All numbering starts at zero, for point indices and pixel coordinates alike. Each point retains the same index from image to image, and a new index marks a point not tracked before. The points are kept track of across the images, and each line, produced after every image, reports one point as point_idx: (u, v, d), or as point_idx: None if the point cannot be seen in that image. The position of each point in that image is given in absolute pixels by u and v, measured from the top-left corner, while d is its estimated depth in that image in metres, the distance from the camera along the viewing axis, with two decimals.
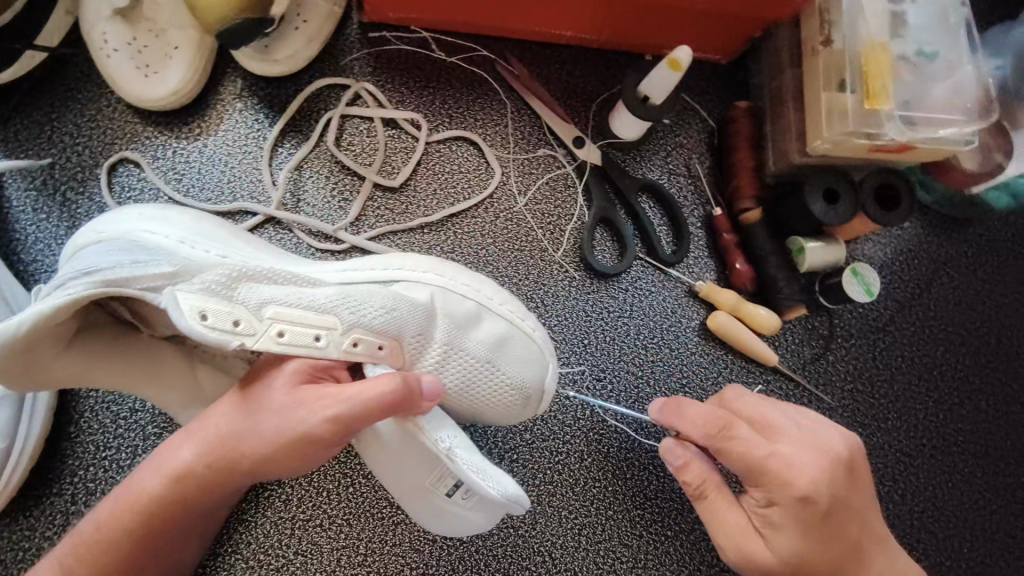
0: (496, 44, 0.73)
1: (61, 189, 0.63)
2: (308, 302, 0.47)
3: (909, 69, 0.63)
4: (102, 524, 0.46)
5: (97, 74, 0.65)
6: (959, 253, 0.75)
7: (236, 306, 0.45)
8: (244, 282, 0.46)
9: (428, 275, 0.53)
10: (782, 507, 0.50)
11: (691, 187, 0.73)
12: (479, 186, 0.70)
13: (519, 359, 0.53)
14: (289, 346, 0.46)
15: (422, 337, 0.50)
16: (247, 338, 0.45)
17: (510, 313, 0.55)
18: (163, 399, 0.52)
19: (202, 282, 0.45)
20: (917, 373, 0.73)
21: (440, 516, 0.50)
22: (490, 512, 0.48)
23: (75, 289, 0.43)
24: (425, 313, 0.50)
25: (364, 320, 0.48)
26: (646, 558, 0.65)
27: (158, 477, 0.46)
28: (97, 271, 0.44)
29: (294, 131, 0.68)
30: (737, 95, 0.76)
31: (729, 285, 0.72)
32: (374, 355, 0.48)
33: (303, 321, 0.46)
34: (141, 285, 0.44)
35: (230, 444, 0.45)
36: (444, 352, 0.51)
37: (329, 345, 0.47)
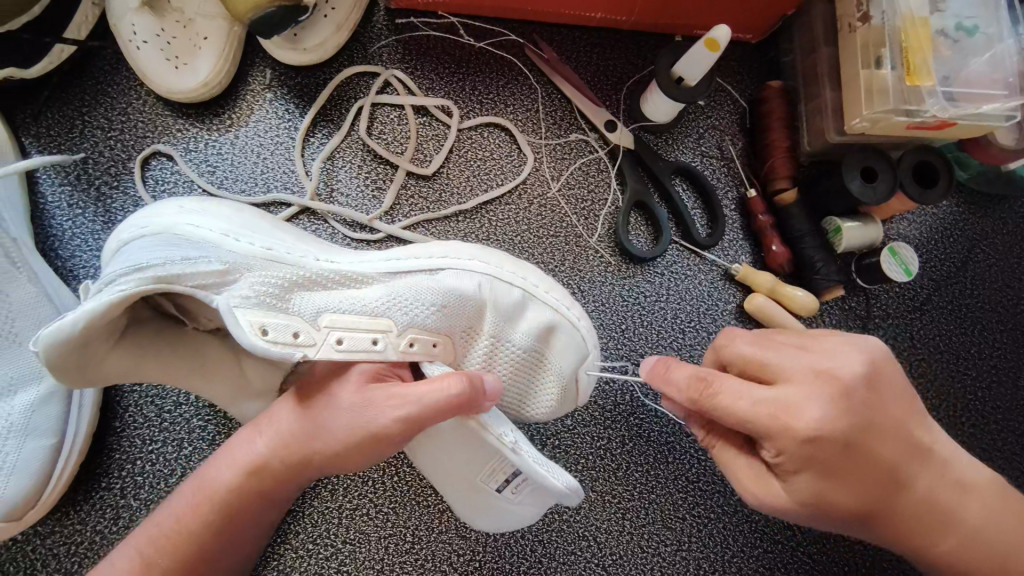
0: (524, 28, 0.72)
1: (96, 184, 0.63)
2: (360, 308, 0.48)
3: (948, 45, 0.61)
4: (178, 520, 0.47)
5: (126, 67, 0.65)
6: (994, 230, 0.75)
7: (295, 318, 0.46)
8: (296, 291, 0.47)
9: (473, 264, 0.52)
10: (792, 454, 0.45)
11: (724, 168, 0.73)
12: (513, 172, 0.69)
13: (567, 349, 0.52)
14: (348, 353, 0.46)
15: (469, 331, 0.51)
16: (308, 347, 0.45)
17: (558, 302, 0.53)
18: (212, 391, 0.53)
19: (257, 294, 0.45)
20: (954, 351, 0.72)
21: (486, 507, 0.50)
22: (541, 503, 0.48)
23: (125, 286, 0.42)
24: (474, 308, 0.51)
25: (417, 320, 0.48)
26: (690, 541, 0.65)
27: (228, 472, 0.47)
28: (147, 267, 0.43)
29: (325, 121, 0.67)
30: (768, 74, 0.75)
31: (765, 267, 0.71)
32: (429, 352, 0.49)
33: (357, 327, 0.47)
34: (194, 282, 0.44)
35: (302, 440, 0.46)
36: (492, 346, 0.51)
37: (386, 348, 0.47)
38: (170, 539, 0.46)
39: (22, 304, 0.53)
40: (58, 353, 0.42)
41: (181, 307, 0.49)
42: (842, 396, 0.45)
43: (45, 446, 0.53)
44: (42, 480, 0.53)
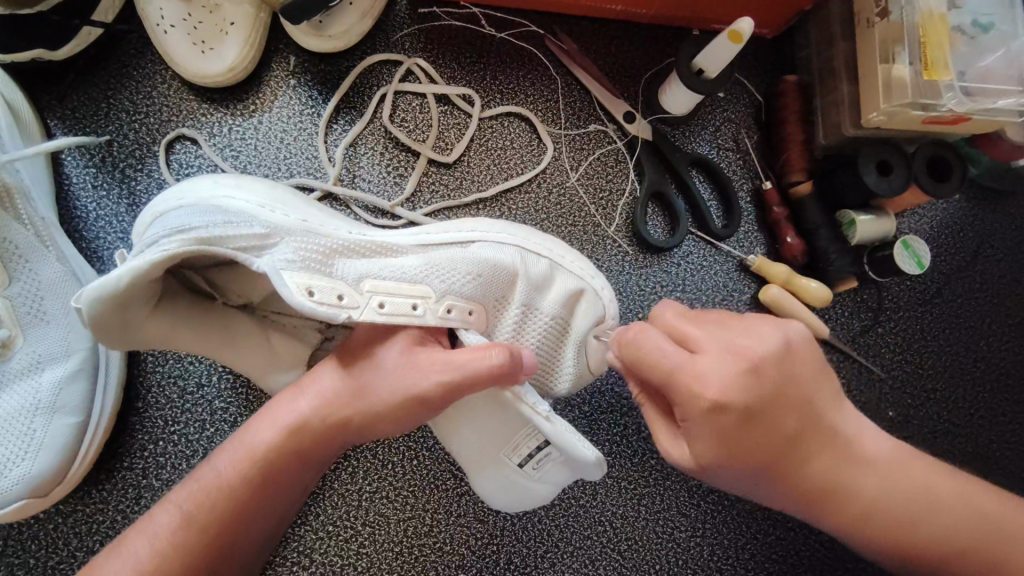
0: (545, 19, 0.73)
1: (120, 166, 0.63)
2: (399, 274, 0.48)
3: (965, 41, 0.62)
4: (221, 479, 0.47)
5: (152, 51, 0.65)
6: (1004, 225, 0.76)
7: (337, 281, 0.46)
8: (338, 257, 0.48)
9: (502, 233, 0.54)
10: (695, 420, 0.44)
11: (740, 161, 0.74)
12: (532, 162, 0.70)
13: (588, 315, 0.54)
14: (391, 316, 0.47)
15: (501, 300, 0.52)
16: (352, 310, 0.45)
17: (581, 271, 0.56)
18: (244, 363, 0.52)
19: (302, 257, 0.46)
20: (963, 344, 0.74)
21: (506, 484, 0.51)
22: (567, 474, 0.50)
23: (169, 245, 0.43)
24: (508, 278, 0.52)
25: (454, 287, 0.49)
26: (704, 527, 0.66)
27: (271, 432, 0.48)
28: (190, 228, 0.44)
29: (347, 107, 0.68)
30: (784, 69, 0.76)
31: (779, 258, 0.72)
32: (465, 321, 0.49)
33: (397, 291, 0.47)
34: (234, 244, 0.45)
35: (349, 400, 0.48)
36: (521, 315, 0.53)
37: (426, 313, 0.48)
38: (215, 496, 0.46)
39: (51, 282, 0.55)
40: (102, 312, 0.43)
41: (211, 280, 0.51)
42: (751, 370, 0.44)
43: (71, 423, 0.54)
44: (68, 457, 0.53)
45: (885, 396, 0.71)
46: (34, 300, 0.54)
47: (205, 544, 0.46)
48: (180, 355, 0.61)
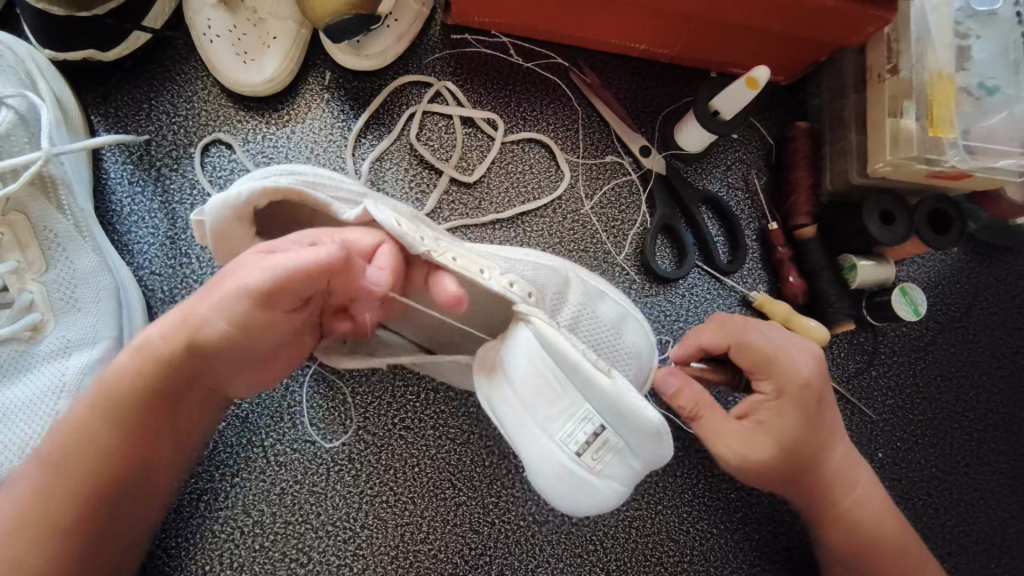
0: (570, 52, 0.76)
1: (156, 165, 0.66)
2: (467, 248, 0.52)
3: (970, 102, 0.65)
4: (90, 421, 0.48)
5: (195, 57, 0.68)
6: (999, 280, 0.78)
7: (419, 231, 0.50)
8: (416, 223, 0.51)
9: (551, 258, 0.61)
10: (787, 398, 0.56)
11: (749, 201, 0.77)
12: (549, 187, 0.73)
13: (637, 333, 0.60)
14: (460, 266, 0.49)
15: (558, 297, 0.56)
16: (433, 249, 0.49)
17: (623, 303, 0.62)
18: None
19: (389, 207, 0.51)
20: (954, 393, 0.76)
21: (575, 477, 0.48)
22: (632, 462, 0.49)
23: (280, 176, 0.48)
24: (563, 282, 0.57)
25: (518, 269, 0.53)
26: (692, 553, 0.68)
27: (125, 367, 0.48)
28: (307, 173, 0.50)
29: (376, 124, 0.71)
30: (797, 115, 0.79)
31: (781, 297, 0.75)
32: (526, 299, 0.51)
33: (469, 255, 0.50)
34: (334, 193, 0.50)
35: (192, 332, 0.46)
36: (579, 309, 0.56)
37: (491, 279, 0.50)
38: (81, 429, 0.48)
39: (85, 271, 0.57)
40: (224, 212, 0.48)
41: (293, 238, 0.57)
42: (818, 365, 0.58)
43: None
44: None
45: (875, 438, 0.73)
46: (68, 288, 0.57)
47: (87, 490, 0.49)
48: None
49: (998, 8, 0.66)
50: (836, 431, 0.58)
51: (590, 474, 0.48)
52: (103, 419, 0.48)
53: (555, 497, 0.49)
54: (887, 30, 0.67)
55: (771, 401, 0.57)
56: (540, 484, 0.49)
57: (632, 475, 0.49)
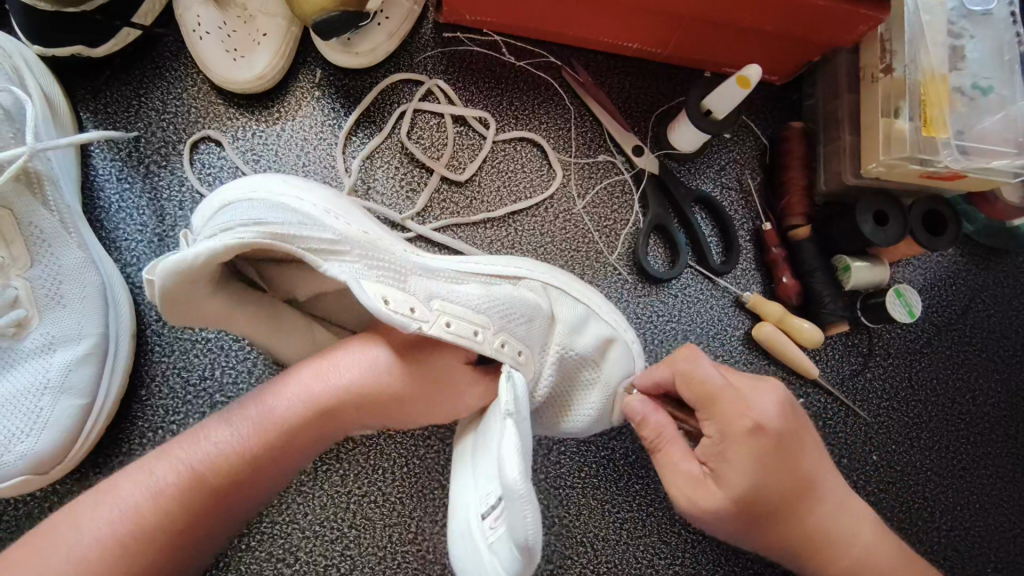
0: (563, 52, 0.76)
1: (145, 162, 0.66)
2: (462, 302, 0.51)
3: (964, 102, 0.65)
4: (165, 485, 0.44)
5: (185, 55, 0.68)
6: (996, 282, 0.77)
7: (410, 295, 0.50)
8: (411, 276, 0.51)
9: (535, 278, 0.58)
10: (732, 442, 0.50)
11: (742, 201, 0.76)
12: (540, 186, 0.73)
13: (621, 362, 0.58)
14: (455, 335, 0.50)
15: (541, 346, 0.55)
16: (423, 322, 0.49)
17: (614, 322, 0.60)
18: (287, 347, 0.57)
19: (378, 269, 0.50)
20: (950, 395, 0.75)
21: (471, 544, 0.45)
22: (507, 540, 0.41)
23: (245, 234, 0.47)
24: (548, 322, 0.55)
25: (510, 325, 0.52)
26: (684, 556, 0.67)
27: (252, 434, 0.47)
28: (266, 223, 0.48)
29: (367, 122, 0.71)
30: (791, 115, 0.79)
31: (774, 297, 0.74)
32: (515, 360, 0.52)
33: (462, 315, 0.50)
34: (305, 244, 0.49)
35: (337, 405, 0.50)
36: (561, 356, 0.55)
37: (484, 341, 0.51)
38: (194, 485, 0.45)
39: (70, 268, 0.57)
40: (177, 282, 0.46)
41: (263, 275, 0.55)
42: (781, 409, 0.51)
43: (76, 405, 0.55)
44: (70, 438, 0.55)
45: (870, 441, 0.73)
46: (53, 284, 0.56)
47: (190, 529, 0.45)
48: (186, 349, 0.63)
49: (993, 7, 0.66)
50: (804, 485, 0.51)
51: (484, 550, 0.43)
52: (180, 484, 0.45)
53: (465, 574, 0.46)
54: (880, 29, 0.67)
55: (715, 446, 0.51)
56: (453, 556, 0.48)
57: (511, 562, 0.40)
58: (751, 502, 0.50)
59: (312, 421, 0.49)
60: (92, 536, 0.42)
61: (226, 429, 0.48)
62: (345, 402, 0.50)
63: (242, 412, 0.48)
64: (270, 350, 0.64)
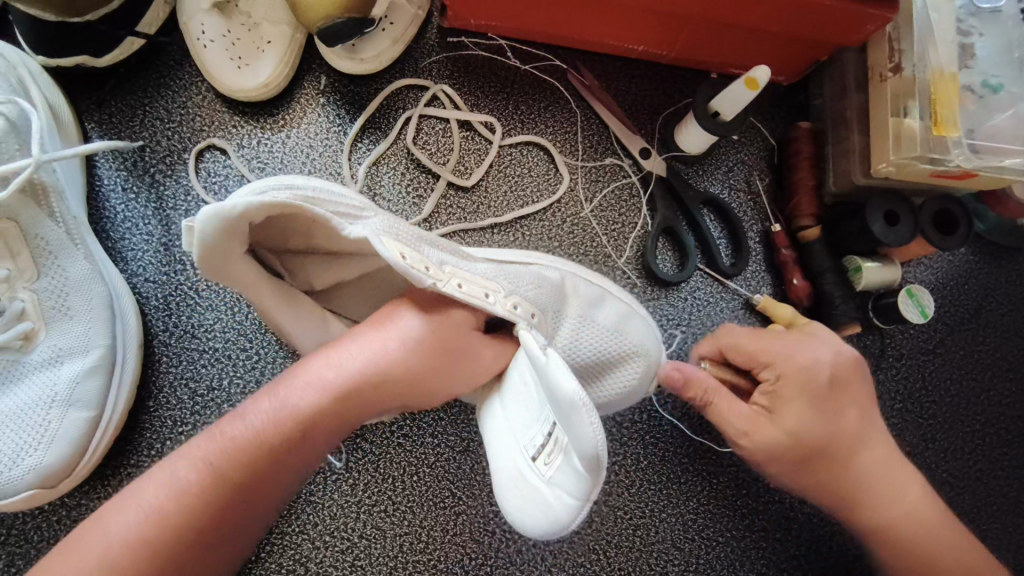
0: (568, 55, 0.75)
1: (150, 171, 0.66)
2: (473, 269, 0.51)
3: (974, 100, 0.64)
4: (186, 487, 0.43)
5: (189, 64, 0.68)
6: (1008, 280, 0.77)
7: (425, 255, 0.48)
8: (424, 242, 0.49)
9: (556, 263, 0.60)
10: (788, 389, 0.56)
11: (750, 202, 0.76)
12: (548, 190, 0.72)
13: (644, 334, 0.59)
14: (466, 295, 0.49)
15: (556, 316, 0.55)
16: (437, 280, 0.47)
17: (628, 300, 0.61)
18: (303, 331, 0.53)
19: (398, 230, 0.48)
20: (964, 396, 0.74)
21: (532, 490, 0.44)
22: (574, 465, 0.40)
23: (278, 194, 0.44)
24: (561, 293, 0.56)
25: (521, 290, 0.52)
26: (698, 562, 0.66)
27: (267, 424, 0.45)
28: (299, 186, 0.46)
29: (373, 128, 0.70)
30: (798, 115, 0.78)
31: (784, 299, 0.74)
32: (528, 321, 0.51)
33: (474, 279, 0.50)
34: (332, 208, 0.47)
35: (355, 389, 0.48)
36: (577, 323, 0.56)
37: (495, 303, 0.50)
38: (214, 481, 0.43)
39: (77, 279, 0.57)
40: (212, 235, 0.43)
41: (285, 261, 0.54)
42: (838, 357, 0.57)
43: (84, 418, 0.55)
44: (78, 451, 0.54)
45: None
46: (60, 295, 0.56)
47: (213, 527, 0.43)
48: (193, 359, 0.63)
49: (1002, 4, 0.65)
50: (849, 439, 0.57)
51: (545, 486, 0.43)
52: (201, 482, 0.43)
53: (524, 527, 0.44)
54: (888, 28, 0.66)
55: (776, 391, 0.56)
56: (509, 513, 0.46)
57: (581, 483, 0.40)
58: (807, 443, 0.56)
59: (330, 407, 0.47)
60: (117, 542, 0.41)
61: (242, 421, 0.46)
62: (364, 385, 0.48)
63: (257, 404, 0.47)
64: (279, 359, 0.63)
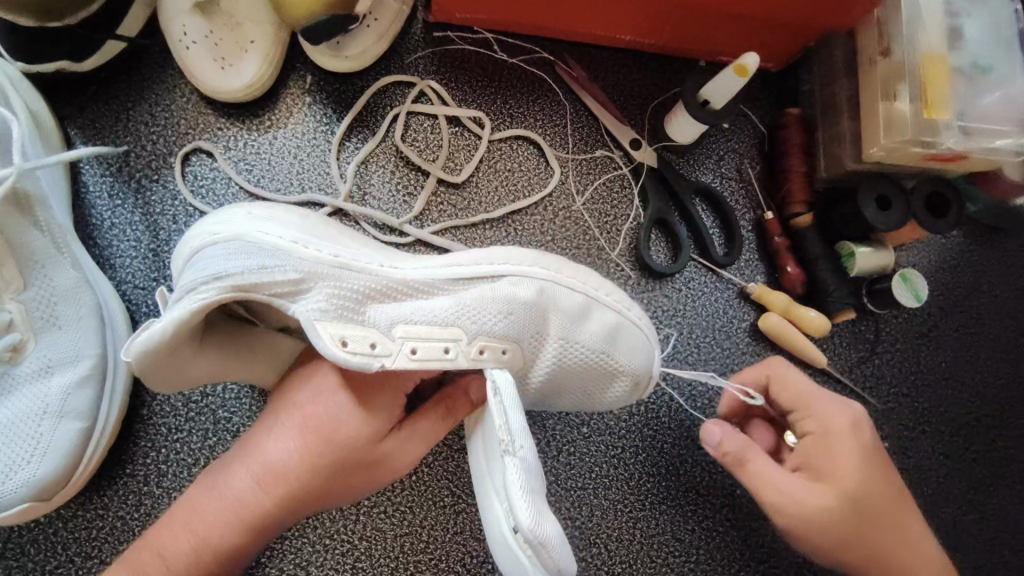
0: (556, 47, 0.75)
1: (135, 176, 0.65)
2: (430, 318, 0.51)
3: (964, 81, 0.64)
4: (177, 554, 0.46)
5: (172, 65, 0.67)
6: (1001, 261, 0.77)
7: (370, 329, 0.49)
8: (370, 303, 0.51)
9: (532, 271, 0.55)
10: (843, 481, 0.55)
11: (742, 190, 0.75)
12: (539, 185, 0.72)
13: (636, 347, 0.57)
14: (422, 361, 0.49)
15: (536, 342, 0.54)
16: (385, 358, 0.48)
17: (617, 303, 0.58)
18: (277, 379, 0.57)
19: (336, 308, 0.49)
20: (959, 377, 0.74)
21: (500, 551, 0.45)
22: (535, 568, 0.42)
23: (208, 294, 0.46)
24: (538, 313, 0.54)
25: (485, 328, 0.51)
26: (698, 553, 0.67)
27: (249, 486, 0.47)
28: (228, 275, 0.47)
29: (360, 126, 0.70)
30: (787, 102, 0.78)
31: (778, 287, 0.73)
32: (498, 359, 0.52)
33: (429, 336, 0.50)
34: (270, 290, 0.48)
35: (319, 447, 0.48)
36: (561, 347, 0.55)
37: (458, 356, 0.50)
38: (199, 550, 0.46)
39: (64, 289, 0.56)
40: (152, 357, 0.46)
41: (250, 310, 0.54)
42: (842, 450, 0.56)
43: (76, 429, 0.54)
44: (71, 463, 0.54)
45: (881, 427, 0.72)
46: (48, 307, 0.55)
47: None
48: None
49: None
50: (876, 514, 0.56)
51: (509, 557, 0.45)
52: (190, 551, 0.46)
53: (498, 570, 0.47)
54: (877, 11, 0.66)
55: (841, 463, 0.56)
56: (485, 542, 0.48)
57: None
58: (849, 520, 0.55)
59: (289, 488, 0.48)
60: None
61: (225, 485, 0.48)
62: (326, 437, 0.49)
63: (226, 475, 0.48)
64: None
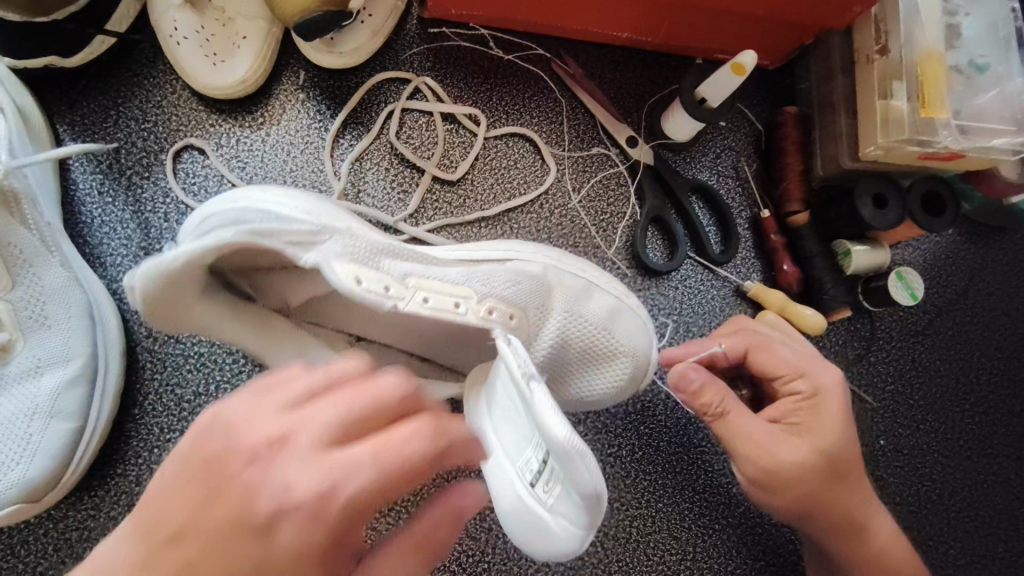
0: (552, 43, 0.74)
1: (126, 173, 0.64)
2: (442, 275, 0.49)
3: (960, 80, 0.64)
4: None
5: (162, 60, 0.66)
6: (995, 259, 0.77)
7: (383, 274, 0.47)
8: (385, 255, 0.48)
9: (534, 253, 0.55)
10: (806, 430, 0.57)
11: (739, 188, 0.75)
12: (534, 182, 0.71)
13: (636, 333, 0.56)
14: (434, 310, 0.48)
15: (539, 317, 0.54)
16: (398, 300, 0.47)
17: (619, 291, 0.58)
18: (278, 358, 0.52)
19: (352, 252, 0.46)
20: (954, 375, 0.75)
21: (531, 512, 0.44)
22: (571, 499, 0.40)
23: (220, 238, 0.42)
24: (541, 287, 0.54)
25: (496, 290, 0.51)
26: (695, 551, 0.66)
27: (263, 535, 0.34)
28: (245, 221, 0.43)
29: (354, 122, 0.69)
30: (784, 100, 0.78)
31: (775, 285, 0.73)
32: (505, 324, 0.51)
33: (442, 290, 0.49)
34: (287, 240, 0.44)
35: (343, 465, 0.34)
36: (564, 321, 0.54)
37: (467, 312, 0.49)
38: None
39: (53, 287, 0.55)
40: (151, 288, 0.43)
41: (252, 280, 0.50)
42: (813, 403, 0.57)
43: (66, 430, 0.53)
44: (62, 464, 0.53)
45: (876, 424, 0.72)
46: (36, 305, 0.54)
47: None
48: (179, 365, 0.61)
49: None
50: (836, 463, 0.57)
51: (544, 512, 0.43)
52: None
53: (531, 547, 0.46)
54: (874, 9, 0.66)
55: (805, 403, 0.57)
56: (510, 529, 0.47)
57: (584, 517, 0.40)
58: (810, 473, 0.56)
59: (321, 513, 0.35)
60: None
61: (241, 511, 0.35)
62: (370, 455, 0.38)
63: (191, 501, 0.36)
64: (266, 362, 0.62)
